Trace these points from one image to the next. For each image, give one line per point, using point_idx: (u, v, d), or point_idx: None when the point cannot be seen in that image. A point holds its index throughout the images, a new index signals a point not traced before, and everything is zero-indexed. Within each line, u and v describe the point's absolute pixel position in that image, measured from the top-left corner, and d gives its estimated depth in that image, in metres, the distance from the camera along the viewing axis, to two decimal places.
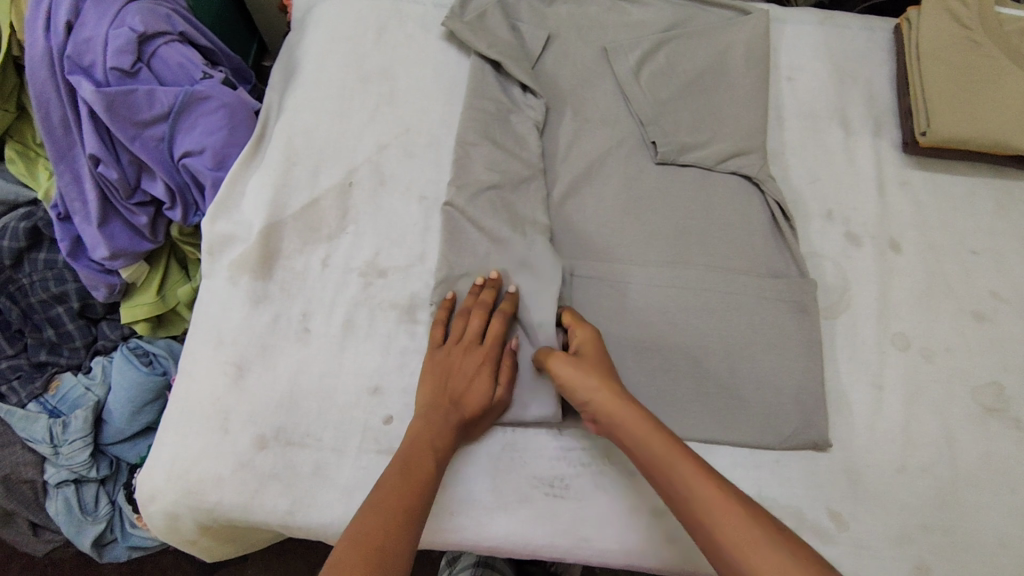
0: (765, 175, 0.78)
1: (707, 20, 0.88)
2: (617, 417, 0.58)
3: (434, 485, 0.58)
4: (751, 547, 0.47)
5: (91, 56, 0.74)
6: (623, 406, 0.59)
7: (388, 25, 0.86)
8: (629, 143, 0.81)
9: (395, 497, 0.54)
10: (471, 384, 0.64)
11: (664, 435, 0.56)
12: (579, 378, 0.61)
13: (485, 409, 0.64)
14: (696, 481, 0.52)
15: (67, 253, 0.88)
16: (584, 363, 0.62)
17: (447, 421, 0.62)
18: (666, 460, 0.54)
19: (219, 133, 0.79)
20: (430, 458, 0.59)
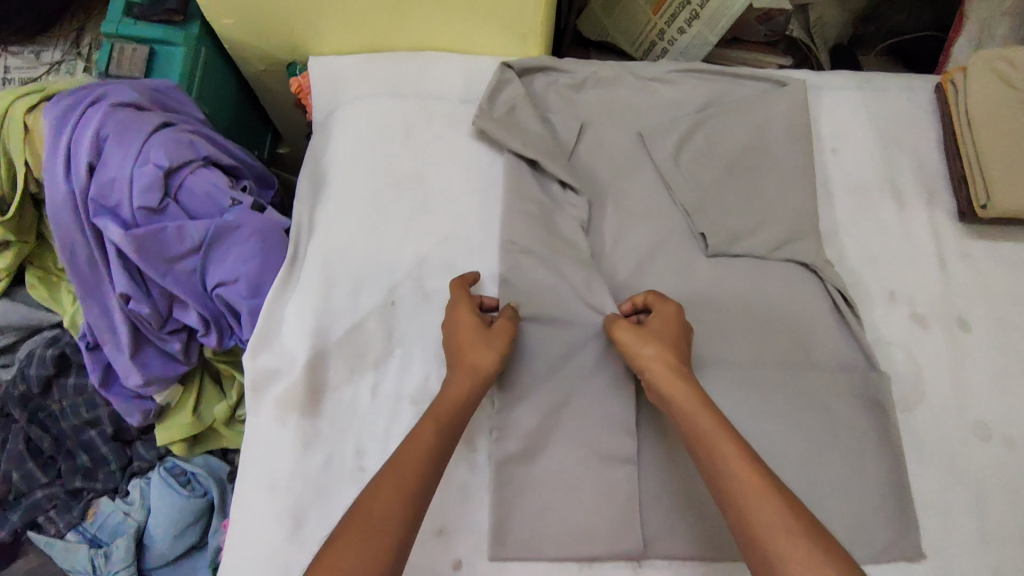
0: (822, 260, 0.76)
1: (743, 92, 0.85)
2: (680, 392, 0.60)
3: (435, 444, 0.59)
4: (779, 532, 0.51)
5: (117, 196, 0.71)
6: (687, 384, 0.61)
7: (416, 125, 0.83)
8: (677, 235, 0.78)
9: (402, 471, 0.55)
10: (475, 341, 0.65)
11: (716, 416, 0.58)
12: (654, 349, 0.63)
13: (488, 359, 0.64)
14: (735, 461, 0.55)
15: (99, 383, 0.86)
16: (648, 334, 0.65)
17: (456, 381, 0.63)
18: (712, 438, 0.57)
19: (252, 259, 0.76)
20: (431, 432, 0.59)
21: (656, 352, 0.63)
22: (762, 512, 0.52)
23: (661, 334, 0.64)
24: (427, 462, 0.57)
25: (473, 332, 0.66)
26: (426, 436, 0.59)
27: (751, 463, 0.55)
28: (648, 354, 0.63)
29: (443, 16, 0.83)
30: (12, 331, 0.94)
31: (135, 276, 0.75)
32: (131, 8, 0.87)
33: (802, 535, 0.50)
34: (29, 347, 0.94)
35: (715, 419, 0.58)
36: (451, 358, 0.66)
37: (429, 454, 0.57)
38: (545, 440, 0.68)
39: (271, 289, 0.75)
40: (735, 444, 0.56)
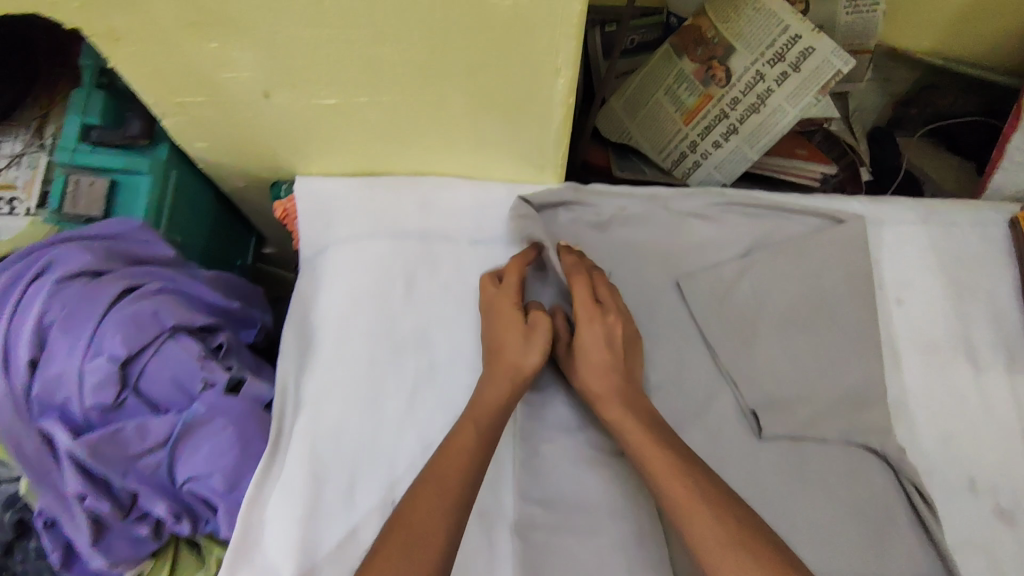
0: (894, 445, 0.65)
1: (793, 229, 0.74)
2: (611, 414, 0.60)
3: (481, 459, 0.58)
4: (716, 549, 0.50)
5: (65, 392, 0.60)
6: (620, 405, 0.60)
7: (418, 273, 0.73)
8: (723, 414, 0.67)
9: (440, 484, 0.55)
10: (514, 341, 0.63)
11: (647, 432, 0.58)
12: (586, 374, 0.62)
13: (521, 353, 0.63)
14: (665, 477, 0.54)
15: (57, 565, 0.72)
16: (575, 341, 0.63)
17: (493, 386, 0.62)
18: (643, 454, 0.57)
19: (229, 453, 0.65)
20: (471, 436, 0.59)
21: (585, 373, 0.62)
22: (701, 527, 0.51)
23: (588, 350, 0.62)
24: (464, 474, 0.56)
25: (509, 328, 0.64)
26: (463, 446, 0.58)
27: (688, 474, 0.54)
28: (578, 380, 0.63)
29: (449, 145, 0.72)
30: None
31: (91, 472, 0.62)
32: (88, 131, 0.76)
33: (746, 549, 0.50)
34: None
35: (644, 434, 0.58)
36: (489, 357, 0.65)
37: (467, 465, 0.57)
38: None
39: (251, 487, 0.64)
40: (668, 457, 0.55)
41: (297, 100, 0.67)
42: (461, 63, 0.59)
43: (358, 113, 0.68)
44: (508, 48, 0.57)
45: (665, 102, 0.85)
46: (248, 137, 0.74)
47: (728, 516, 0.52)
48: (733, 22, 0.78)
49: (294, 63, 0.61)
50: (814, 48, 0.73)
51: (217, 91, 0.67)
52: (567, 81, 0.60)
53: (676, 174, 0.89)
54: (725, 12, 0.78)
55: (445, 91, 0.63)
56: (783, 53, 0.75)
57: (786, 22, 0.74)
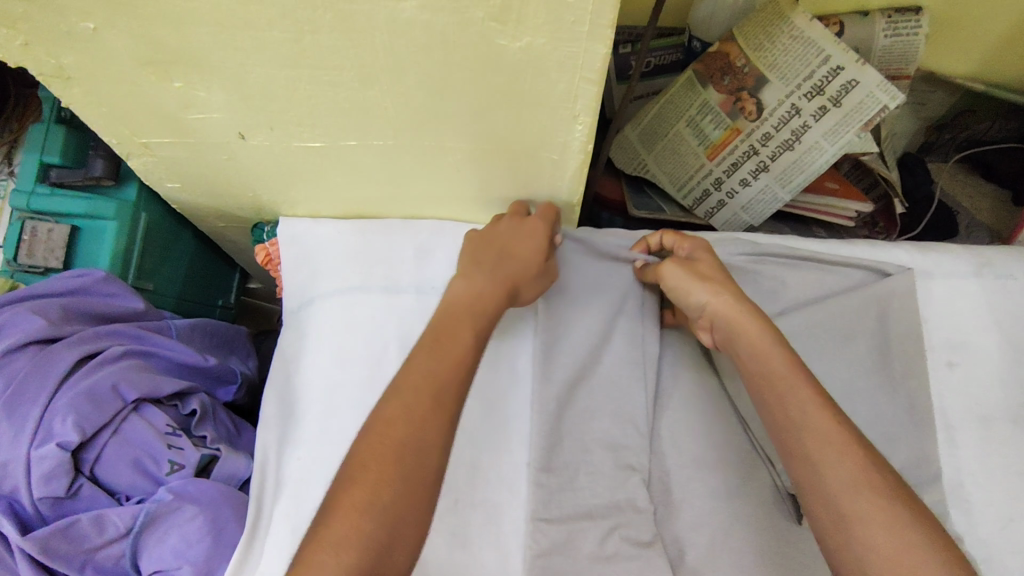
0: (952, 534, 0.58)
1: (834, 284, 0.66)
2: (736, 324, 0.52)
3: (472, 358, 0.49)
4: (855, 492, 0.42)
5: (12, 481, 0.52)
6: (748, 317, 0.52)
7: (415, 330, 0.65)
8: (758, 498, 0.59)
9: (428, 386, 0.46)
10: (525, 250, 0.58)
11: (782, 348, 0.50)
12: (705, 291, 0.55)
13: (530, 265, 0.58)
14: (799, 405, 0.46)
15: None
16: (702, 264, 0.57)
17: (486, 280, 0.55)
18: (786, 379, 0.48)
19: (200, 543, 0.56)
20: (466, 341, 0.50)
21: (704, 292, 0.55)
22: (832, 461, 0.44)
23: (693, 266, 0.57)
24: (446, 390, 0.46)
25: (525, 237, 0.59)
26: (462, 342, 0.50)
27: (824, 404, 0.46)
28: (698, 298, 0.55)
29: (450, 189, 0.65)
30: None
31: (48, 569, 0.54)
32: (48, 171, 0.68)
33: (881, 491, 0.42)
34: None
35: (790, 360, 0.49)
36: (493, 253, 0.57)
37: (461, 364, 0.48)
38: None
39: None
40: (803, 381, 0.47)
41: (278, 142, 0.59)
42: (466, 106, 0.51)
43: (347, 156, 0.61)
44: (520, 91, 0.49)
45: (687, 136, 0.77)
46: (225, 177, 0.67)
47: (869, 457, 0.44)
48: (766, 51, 0.71)
49: (273, 103, 0.54)
50: (858, 81, 0.67)
51: (190, 132, 0.59)
52: (585, 126, 0.53)
53: (697, 213, 0.81)
54: (757, 40, 0.71)
55: (447, 135, 0.56)
56: (821, 87, 0.68)
57: (827, 52, 0.67)
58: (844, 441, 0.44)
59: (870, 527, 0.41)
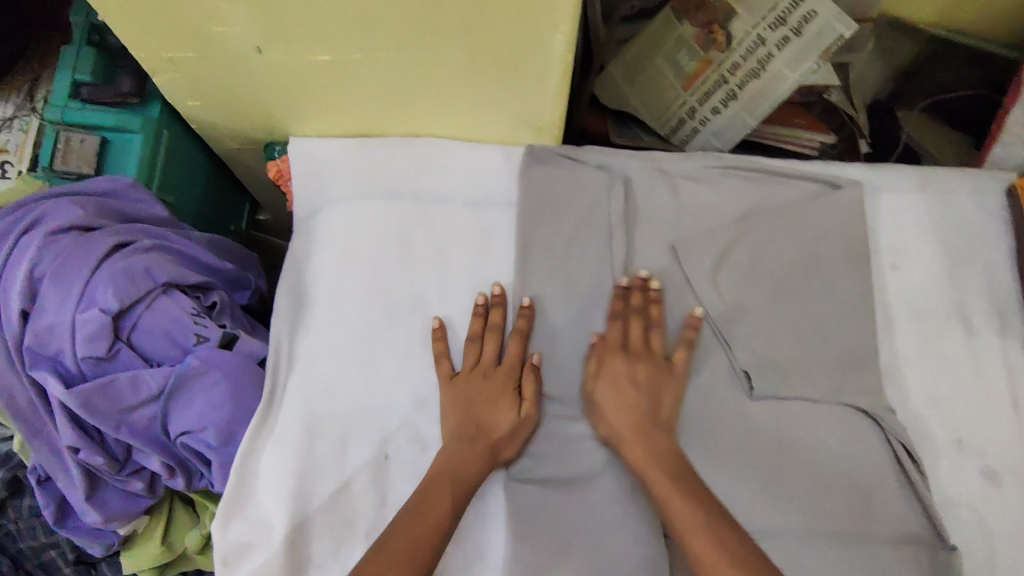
0: (884, 407, 0.66)
1: (790, 195, 0.74)
2: (637, 455, 0.62)
3: (450, 526, 0.58)
4: None
5: (58, 343, 0.59)
6: (645, 447, 0.62)
7: (413, 233, 0.73)
8: (713, 375, 0.68)
9: (420, 522, 0.57)
10: (492, 409, 0.65)
11: (668, 473, 0.60)
12: (613, 411, 0.64)
13: (510, 434, 0.64)
14: (685, 516, 0.57)
15: (51, 521, 0.75)
16: (626, 398, 0.64)
17: (469, 454, 0.62)
18: (665, 498, 0.59)
19: (224, 406, 0.65)
20: (447, 501, 0.59)
21: (619, 421, 0.64)
22: None
23: (622, 390, 0.65)
24: (443, 525, 0.57)
25: (493, 397, 0.65)
26: (442, 502, 0.58)
27: (709, 517, 0.57)
28: (603, 417, 0.64)
29: (446, 106, 0.72)
30: None
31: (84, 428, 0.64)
32: (79, 88, 0.75)
33: None
34: None
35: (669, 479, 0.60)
36: (469, 429, 0.63)
37: (443, 520, 0.57)
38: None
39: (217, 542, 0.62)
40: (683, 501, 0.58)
41: (291, 56, 0.66)
42: (460, 16, 0.58)
43: (353, 69, 0.67)
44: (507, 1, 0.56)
45: (665, 68, 0.84)
46: (241, 94, 0.73)
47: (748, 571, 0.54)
48: None
49: (287, 15, 0.60)
50: (816, 12, 0.74)
51: (214, 45, 0.66)
52: (565, 36, 0.59)
53: (674, 142, 0.88)
54: None
55: (442, 46, 0.62)
56: (784, 19, 0.76)
57: None
58: (710, 528, 0.57)
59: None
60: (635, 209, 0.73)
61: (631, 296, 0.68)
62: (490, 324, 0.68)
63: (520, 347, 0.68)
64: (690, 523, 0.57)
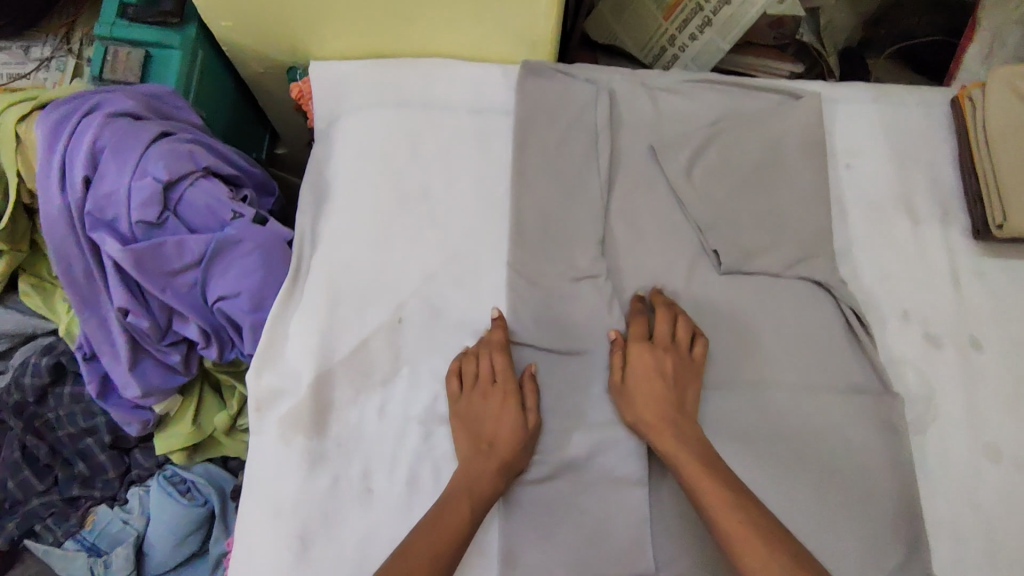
0: (837, 279, 0.75)
1: (756, 105, 0.83)
2: (664, 441, 0.64)
3: (465, 535, 0.60)
4: None
5: (115, 210, 0.69)
6: (670, 431, 0.64)
7: (421, 137, 0.81)
8: (689, 254, 0.76)
9: (434, 537, 0.59)
10: (497, 424, 0.65)
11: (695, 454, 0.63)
12: (640, 401, 0.66)
13: (514, 440, 0.65)
14: (715, 493, 0.59)
15: (96, 394, 0.85)
16: (653, 385, 0.66)
17: (485, 471, 0.63)
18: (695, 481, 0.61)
19: (256, 274, 0.74)
20: (462, 509, 0.61)
21: (642, 408, 0.65)
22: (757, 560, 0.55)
23: (644, 376, 0.66)
24: (462, 536, 0.60)
25: (496, 411, 0.66)
26: (459, 513, 0.61)
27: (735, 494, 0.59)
28: (635, 405, 0.66)
29: (450, 21, 0.80)
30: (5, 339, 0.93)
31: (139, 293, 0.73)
32: (125, 9, 0.84)
33: None
34: (24, 355, 0.93)
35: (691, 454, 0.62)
36: (477, 445, 0.65)
37: (460, 531, 0.60)
38: (564, 475, 0.66)
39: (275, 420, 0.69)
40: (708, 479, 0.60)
41: None
42: None
43: None
44: None
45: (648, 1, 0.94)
46: (263, 16, 0.81)
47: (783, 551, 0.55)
48: None
49: None
50: None
51: None
52: None
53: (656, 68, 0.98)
54: None
55: None
56: None
57: None
58: (740, 505, 0.59)
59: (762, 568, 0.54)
60: (620, 116, 0.82)
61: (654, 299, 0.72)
62: (489, 342, 0.70)
63: (507, 360, 0.68)
64: (719, 501, 0.59)
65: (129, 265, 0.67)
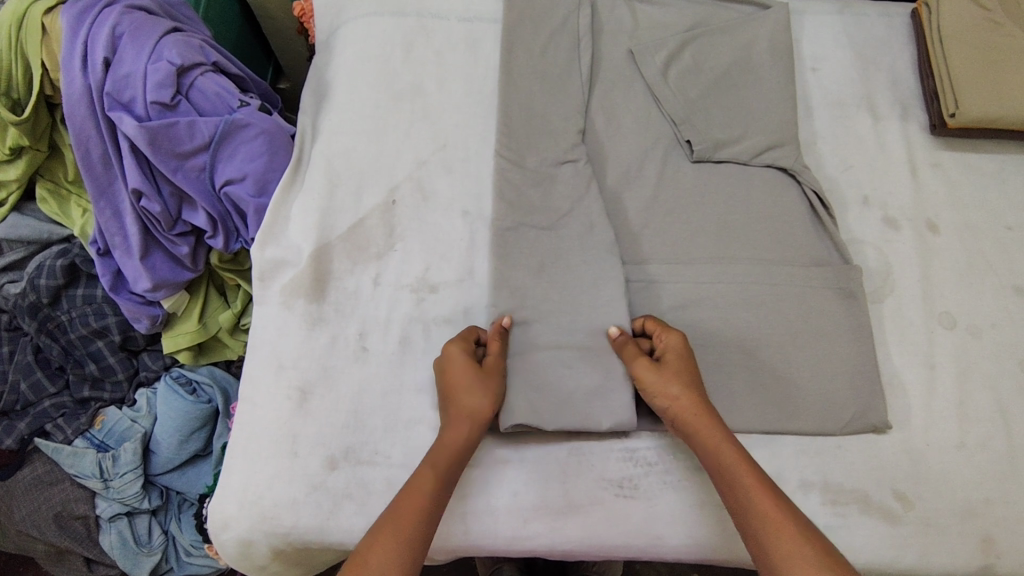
0: (801, 166, 0.80)
1: (728, 15, 0.89)
2: (699, 429, 0.61)
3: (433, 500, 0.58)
4: None
5: (132, 91, 0.75)
6: (706, 418, 0.61)
7: (415, 43, 0.87)
8: (663, 144, 0.82)
9: (400, 502, 0.57)
10: (450, 380, 0.65)
11: (736, 445, 0.60)
12: (670, 399, 0.63)
13: (473, 400, 0.63)
14: (753, 485, 0.57)
15: (108, 287, 0.89)
16: (680, 381, 0.63)
17: (452, 430, 0.62)
18: (740, 480, 0.58)
19: (259, 159, 0.80)
20: (427, 474, 0.59)
21: (682, 397, 0.62)
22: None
23: (675, 370, 0.64)
24: (432, 508, 0.58)
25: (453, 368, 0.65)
26: (420, 479, 0.59)
27: (772, 488, 0.57)
28: (667, 390, 0.63)
29: None
30: (22, 246, 0.98)
31: (213, 219, 0.82)
32: None
33: None
34: (39, 260, 0.97)
35: (738, 454, 0.59)
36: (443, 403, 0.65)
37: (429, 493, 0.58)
38: (546, 331, 0.72)
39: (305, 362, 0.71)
40: (757, 484, 0.57)
41: None
42: None
43: None
44: None
45: None
46: None
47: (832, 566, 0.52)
48: None
49: None
50: None
51: None
52: None
53: None
54: None
55: None
56: None
57: None
58: (777, 497, 0.56)
59: (795, 558, 0.52)
60: (601, 24, 0.88)
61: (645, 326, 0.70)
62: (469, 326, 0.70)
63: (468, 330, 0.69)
64: (756, 492, 0.56)
65: (143, 138, 0.72)
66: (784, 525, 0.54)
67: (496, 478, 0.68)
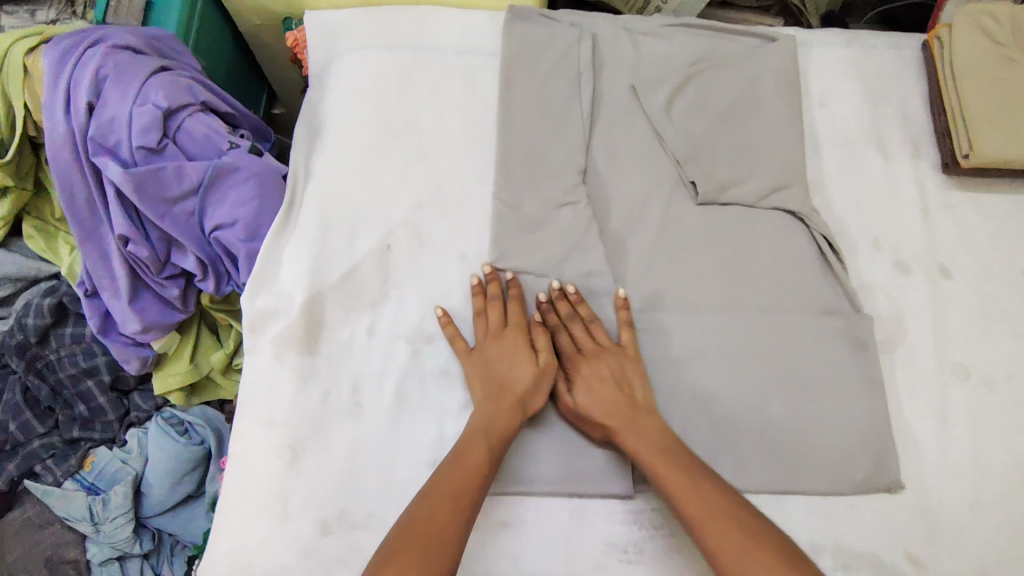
0: (809, 209, 0.78)
1: (733, 48, 0.86)
2: (617, 430, 0.63)
3: (490, 470, 0.60)
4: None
5: (117, 136, 0.73)
6: (631, 429, 0.63)
7: (411, 77, 0.85)
8: (667, 185, 0.79)
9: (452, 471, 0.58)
10: (512, 367, 0.66)
11: (654, 443, 0.62)
12: (595, 410, 0.64)
13: (533, 387, 0.65)
14: (675, 481, 0.58)
15: (97, 330, 0.87)
16: (592, 391, 0.65)
17: (501, 410, 0.63)
18: (663, 474, 0.59)
19: (250, 203, 0.78)
20: (483, 443, 0.60)
21: (597, 402, 0.65)
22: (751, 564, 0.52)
23: (589, 378, 0.66)
24: (479, 480, 0.58)
25: (509, 354, 0.66)
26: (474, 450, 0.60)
27: (692, 478, 0.58)
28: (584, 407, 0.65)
29: None
30: (9, 282, 0.96)
31: (203, 262, 0.80)
32: None
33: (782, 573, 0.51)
34: (26, 298, 0.96)
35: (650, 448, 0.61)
36: (496, 390, 0.65)
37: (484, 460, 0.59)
38: None
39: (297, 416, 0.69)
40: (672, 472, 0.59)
41: None
42: None
43: None
44: None
45: None
46: None
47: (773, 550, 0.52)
48: None
49: None
50: None
51: None
52: None
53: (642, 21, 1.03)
54: None
55: None
56: None
57: None
58: (697, 485, 0.58)
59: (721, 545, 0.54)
60: (602, 57, 0.85)
61: (558, 307, 0.70)
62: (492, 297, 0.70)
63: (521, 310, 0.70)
64: (691, 499, 0.57)
65: (129, 186, 0.70)
66: (703, 516, 0.56)
67: (494, 542, 0.65)
